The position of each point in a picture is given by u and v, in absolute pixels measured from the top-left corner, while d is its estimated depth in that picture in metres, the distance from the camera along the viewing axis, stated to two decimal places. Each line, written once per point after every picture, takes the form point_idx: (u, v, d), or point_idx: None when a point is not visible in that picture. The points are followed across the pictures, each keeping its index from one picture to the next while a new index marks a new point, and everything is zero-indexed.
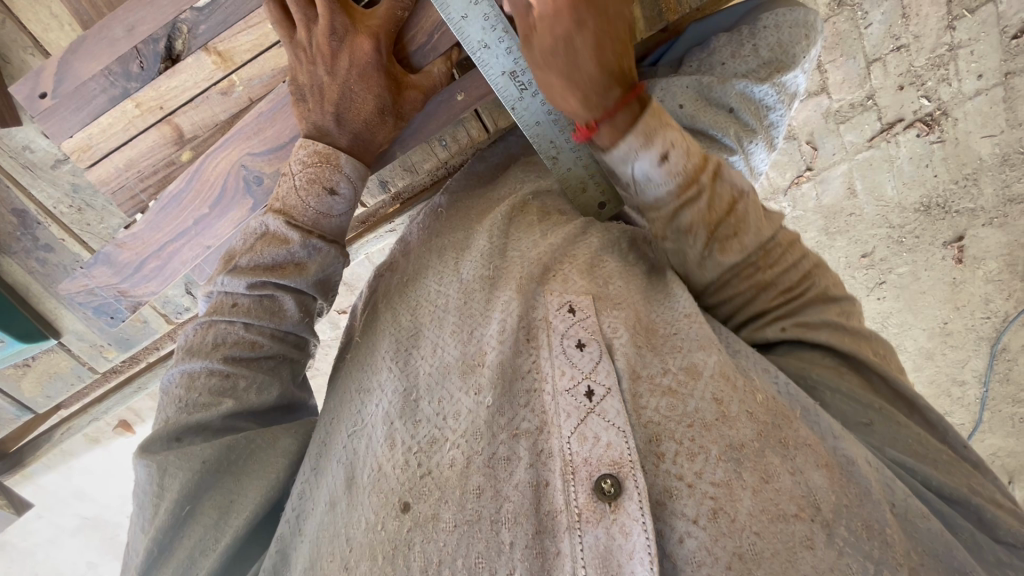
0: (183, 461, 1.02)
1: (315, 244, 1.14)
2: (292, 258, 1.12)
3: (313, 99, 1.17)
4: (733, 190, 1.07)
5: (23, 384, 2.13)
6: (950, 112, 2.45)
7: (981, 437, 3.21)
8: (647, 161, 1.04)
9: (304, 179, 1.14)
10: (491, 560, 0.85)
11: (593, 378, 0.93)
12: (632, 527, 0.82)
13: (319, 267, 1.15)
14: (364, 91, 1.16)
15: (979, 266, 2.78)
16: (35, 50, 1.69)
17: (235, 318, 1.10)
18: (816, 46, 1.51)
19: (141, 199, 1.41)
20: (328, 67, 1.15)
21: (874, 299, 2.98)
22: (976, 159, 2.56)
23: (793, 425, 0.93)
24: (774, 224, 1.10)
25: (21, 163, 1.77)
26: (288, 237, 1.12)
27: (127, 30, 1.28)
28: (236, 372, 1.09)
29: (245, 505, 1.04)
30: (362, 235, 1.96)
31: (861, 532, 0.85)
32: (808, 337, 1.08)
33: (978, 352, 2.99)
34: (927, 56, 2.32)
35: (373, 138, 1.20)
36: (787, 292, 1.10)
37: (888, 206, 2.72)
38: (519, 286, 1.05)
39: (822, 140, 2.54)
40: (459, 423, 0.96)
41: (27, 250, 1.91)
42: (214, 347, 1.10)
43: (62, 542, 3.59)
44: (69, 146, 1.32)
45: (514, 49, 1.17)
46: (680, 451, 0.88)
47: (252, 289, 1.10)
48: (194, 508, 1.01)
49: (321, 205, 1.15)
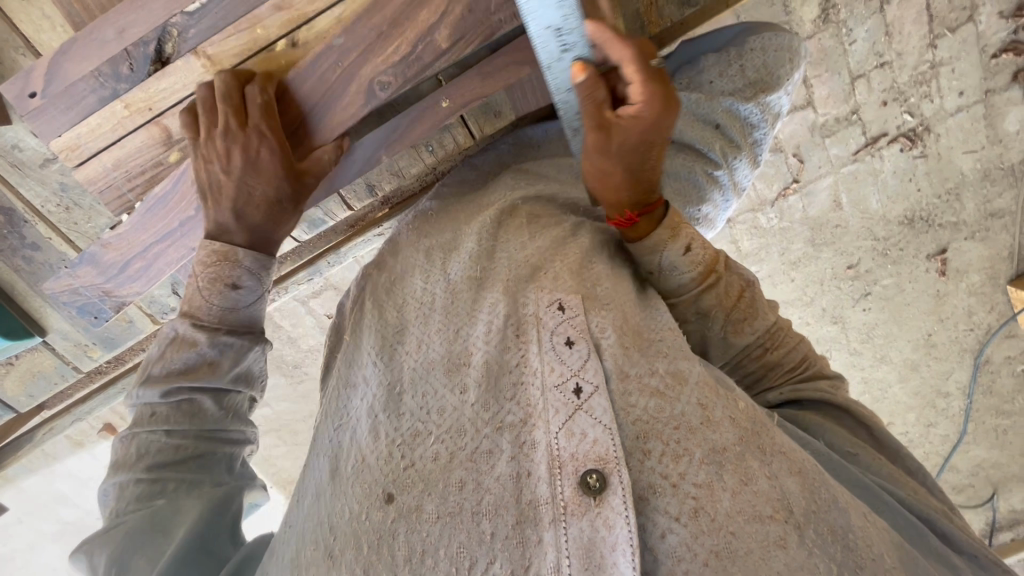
0: (111, 535, 1.07)
1: (224, 342, 1.20)
2: (204, 359, 1.18)
3: (209, 197, 1.25)
4: (741, 281, 1.18)
5: (6, 383, 2.12)
6: (933, 128, 2.51)
7: (966, 448, 3.26)
8: (672, 253, 1.13)
9: (205, 279, 1.20)
10: (471, 550, 0.85)
11: (581, 375, 0.94)
12: (616, 520, 0.83)
13: (231, 362, 1.21)
14: (261, 184, 1.24)
15: (962, 279, 2.83)
16: (28, 51, 1.70)
17: (155, 427, 1.15)
18: (799, 69, 1.55)
19: (127, 198, 1.44)
20: (223, 166, 1.23)
21: (860, 310, 3.02)
22: (959, 174, 2.61)
23: (771, 434, 0.95)
24: (776, 313, 1.23)
25: (10, 162, 1.77)
26: (195, 338, 1.18)
27: (118, 33, 1.29)
28: (163, 476, 1.12)
29: (165, 548, 1.02)
30: (349, 239, 1.98)
31: (828, 537, 0.86)
32: (802, 397, 1.19)
33: (961, 363, 3.03)
34: (910, 73, 2.38)
35: (275, 230, 1.28)
36: (790, 371, 1.22)
37: (873, 219, 2.77)
38: (506, 287, 1.08)
39: (808, 152, 2.59)
40: (444, 418, 0.97)
41: (13, 248, 1.91)
42: (138, 457, 1.13)
43: (44, 547, 3.54)
44: (57, 145, 1.34)
45: (564, 4, 1.01)
46: (665, 452, 0.89)
47: (168, 396, 1.16)
48: (122, 568, 1.02)
49: (225, 301, 1.21)
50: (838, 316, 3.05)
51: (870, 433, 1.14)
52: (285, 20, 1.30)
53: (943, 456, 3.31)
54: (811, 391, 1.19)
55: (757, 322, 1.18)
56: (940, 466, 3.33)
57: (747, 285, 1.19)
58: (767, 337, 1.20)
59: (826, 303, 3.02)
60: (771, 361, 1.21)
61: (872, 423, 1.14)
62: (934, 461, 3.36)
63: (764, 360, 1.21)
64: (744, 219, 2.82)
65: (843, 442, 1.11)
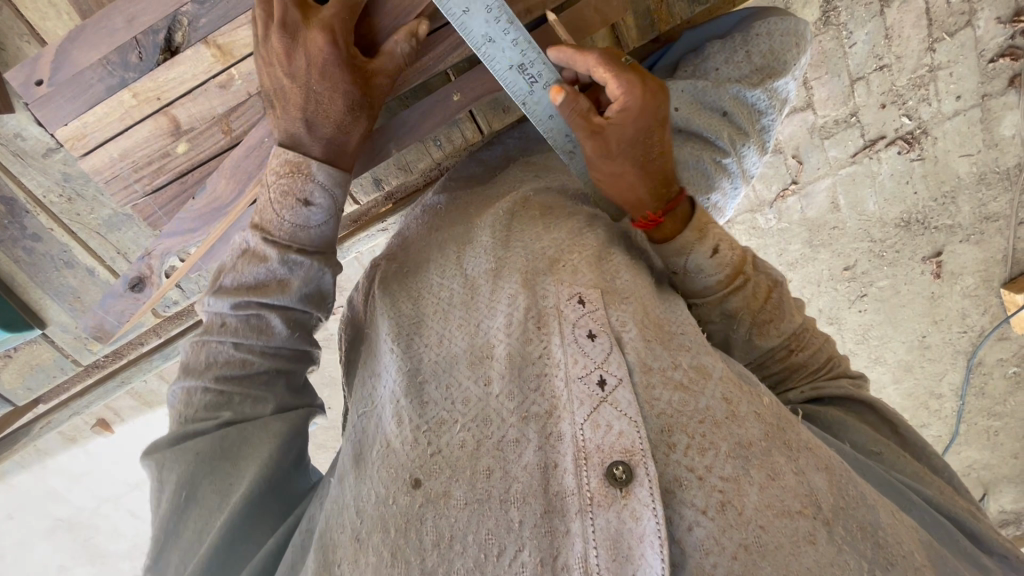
0: (181, 453, 1.06)
1: (294, 259, 1.11)
2: (273, 276, 1.11)
3: (278, 103, 1.14)
4: (768, 280, 1.19)
5: (3, 375, 2.12)
6: (930, 131, 2.53)
7: (958, 449, 3.29)
8: (700, 255, 1.12)
9: (278, 191, 1.11)
10: (501, 537, 0.85)
11: (605, 368, 0.94)
12: (643, 512, 0.83)
13: (301, 282, 1.13)
14: (329, 91, 1.13)
15: (957, 281, 2.86)
16: (32, 40, 1.68)
17: (223, 338, 1.11)
18: (804, 55, 1.57)
19: (133, 186, 1.38)
20: (286, 69, 1.11)
21: (855, 312, 3.04)
22: (955, 177, 2.64)
23: (795, 429, 0.97)
24: (802, 315, 1.23)
25: (11, 151, 1.75)
26: (266, 254, 1.10)
27: (127, 21, 1.29)
28: (230, 389, 1.10)
29: (238, 484, 1.04)
30: (352, 233, 1.95)
31: (857, 533, 0.87)
32: (823, 394, 1.19)
33: (955, 365, 3.07)
34: (908, 76, 2.40)
35: (347, 138, 1.17)
36: (812, 372, 1.22)
37: (869, 221, 2.79)
38: (526, 279, 1.07)
39: (807, 154, 2.60)
40: (469, 408, 0.97)
41: (14, 239, 1.89)
42: (206, 366, 1.11)
43: (33, 545, 3.49)
44: (62, 134, 1.32)
45: (519, 41, 1.19)
46: (690, 445, 0.89)
47: (237, 309, 1.10)
48: (192, 494, 1.03)
49: (297, 218, 1.11)
50: (834, 318, 3.07)
51: (894, 430, 1.16)
52: None
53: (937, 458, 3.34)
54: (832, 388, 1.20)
55: (784, 324, 1.19)
56: None
57: (774, 286, 1.19)
58: (792, 340, 1.21)
59: (823, 304, 3.04)
60: (794, 364, 1.21)
61: (897, 421, 1.16)
62: None
63: (788, 361, 1.21)
64: (743, 220, 2.82)
65: (867, 440, 1.13)
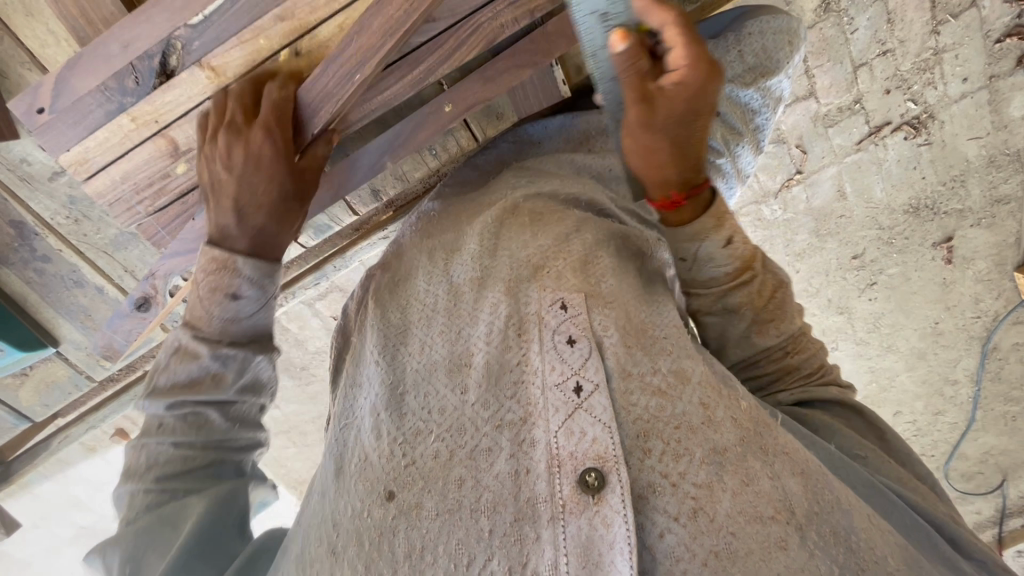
0: (124, 533, 1.08)
1: (226, 353, 1.16)
2: (206, 372, 1.15)
3: (212, 196, 1.21)
4: (775, 279, 1.21)
5: (21, 394, 2.18)
6: (937, 115, 2.49)
7: (975, 435, 3.26)
8: (713, 243, 1.13)
9: (207, 286, 1.16)
10: (470, 546, 0.87)
11: (582, 374, 0.95)
12: (614, 519, 0.84)
13: (236, 373, 1.18)
14: (260, 184, 1.20)
15: (969, 266, 2.82)
16: (34, 65, 1.72)
17: (162, 438, 1.13)
18: (798, 53, 1.57)
19: (135, 208, 1.43)
20: (224, 165, 1.21)
21: (865, 300, 3.02)
22: (964, 161, 2.59)
23: (773, 433, 0.95)
24: (802, 319, 1.27)
25: (19, 175, 1.79)
26: (198, 351, 1.15)
27: (122, 47, 1.28)
28: (166, 479, 1.11)
29: (176, 538, 1.04)
30: (355, 242, 1.99)
31: (829, 539, 0.87)
32: (814, 397, 1.22)
33: (969, 351, 3.03)
34: (912, 60, 2.36)
35: (275, 232, 1.22)
36: (806, 376, 1.25)
37: (877, 209, 2.76)
38: (508, 288, 1.08)
39: (811, 144, 2.59)
40: (445, 418, 0.99)
41: (25, 261, 1.93)
42: (147, 468, 1.12)
43: (62, 551, 3.60)
44: (66, 159, 1.35)
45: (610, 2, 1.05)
46: (665, 451, 0.90)
47: (172, 408, 1.14)
48: (137, 565, 1.03)
49: (226, 311, 1.17)
50: (844, 307, 3.06)
51: (879, 437, 1.18)
52: (286, 30, 1.29)
53: (952, 443, 3.30)
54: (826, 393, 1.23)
55: (784, 325, 1.22)
56: (949, 454, 3.33)
57: (781, 285, 1.22)
58: (790, 341, 1.24)
59: (832, 293, 3.02)
60: (791, 365, 1.24)
61: (880, 426, 1.19)
62: (943, 449, 3.36)
63: (785, 362, 1.24)
64: (749, 211, 2.81)
65: (854, 443, 1.14)
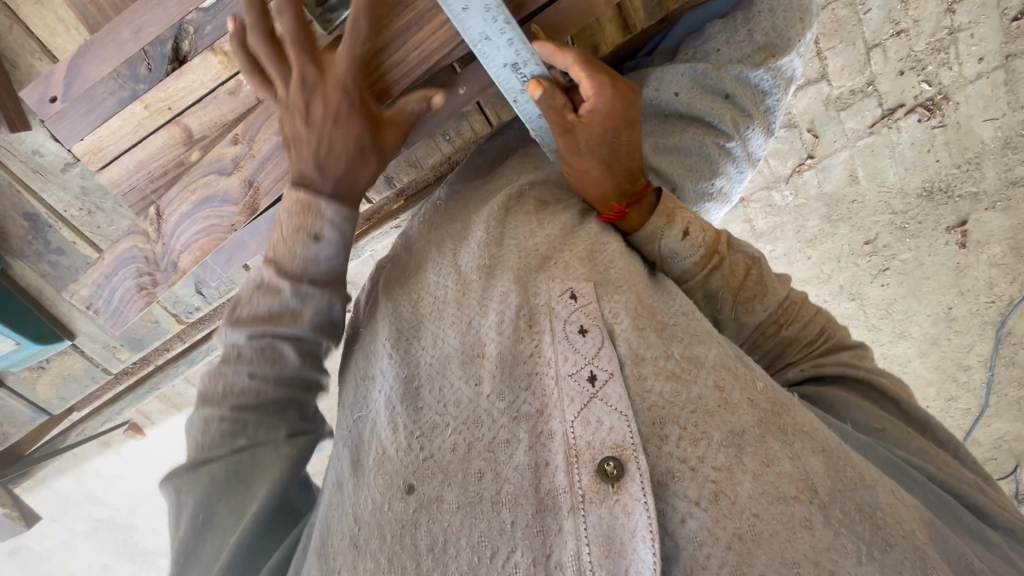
0: (196, 478, 1.07)
1: (306, 291, 1.10)
2: (286, 308, 1.09)
3: (293, 149, 1.13)
4: (746, 259, 1.21)
5: (38, 387, 2.18)
6: (951, 97, 2.45)
7: (988, 421, 3.22)
8: (672, 238, 1.15)
9: (290, 225, 1.09)
10: (493, 539, 0.86)
11: (596, 364, 0.94)
12: (635, 507, 0.83)
13: (313, 312, 1.12)
14: (342, 134, 1.12)
15: (983, 250, 2.78)
16: (44, 55, 1.71)
17: (237, 370, 1.09)
18: (811, 30, 1.50)
19: (150, 198, 1.41)
20: (303, 119, 1.11)
21: (877, 286, 2.99)
22: (979, 143, 2.55)
23: (792, 412, 0.96)
24: (787, 286, 1.24)
25: (31, 167, 1.80)
26: (280, 287, 1.09)
27: (134, 33, 1.28)
28: (243, 416, 1.10)
29: (251, 503, 1.06)
30: (366, 232, 1.97)
31: (854, 513, 0.86)
32: (825, 372, 1.18)
33: (983, 336, 2.99)
34: (927, 40, 2.31)
35: (356, 182, 1.14)
36: (809, 345, 1.23)
37: (890, 192, 2.72)
38: (517, 276, 1.07)
39: (823, 128, 2.55)
40: (461, 409, 0.97)
41: (39, 254, 1.93)
42: (222, 395, 1.10)
43: (77, 546, 3.63)
44: (79, 149, 1.32)
45: (515, 41, 1.11)
46: (683, 435, 0.89)
47: (252, 340, 1.08)
48: (208, 516, 1.05)
49: (308, 251, 1.10)
50: (856, 293, 3.02)
51: (898, 405, 1.14)
52: None
53: (965, 430, 3.26)
54: (833, 366, 1.19)
55: (768, 299, 1.20)
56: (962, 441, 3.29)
57: (752, 262, 1.21)
58: (779, 313, 1.22)
59: (844, 280, 2.99)
60: (788, 339, 1.22)
61: (898, 396, 1.14)
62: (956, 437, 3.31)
63: (780, 337, 1.22)
64: (759, 197, 2.79)
65: (867, 417, 1.12)
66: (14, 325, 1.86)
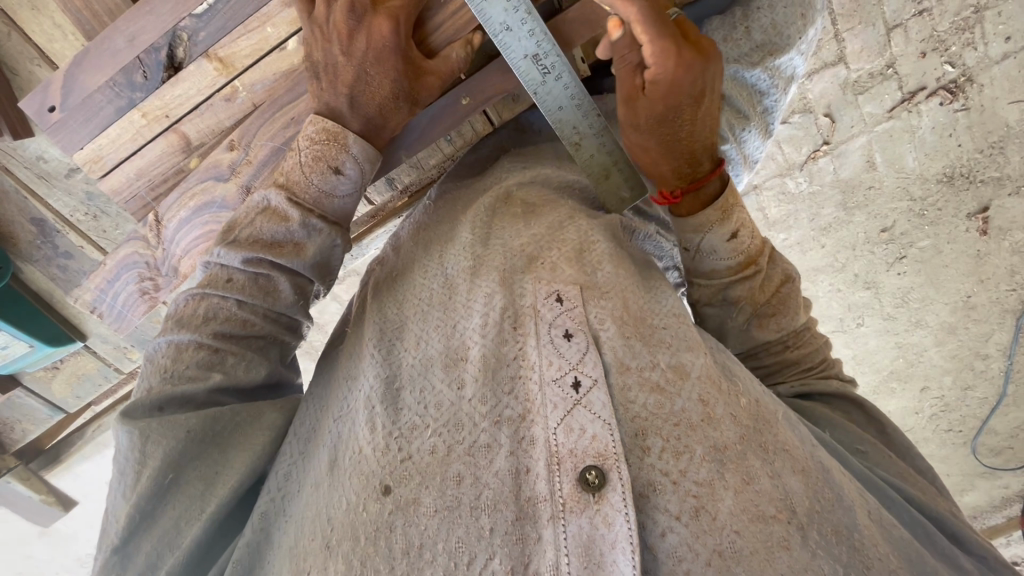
0: (167, 429, 1.01)
1: (315, 224, 1.13)
2: (290, 237, 1.12)
3: (327, 78, 1.15)
4: (782, 275, 1.23)
5: (54, 386, 2.22)
6: (976, 78, 2.36)
7: (1006, 411, 3.10)
8: (717, 236, 1.14)
9: (310, 155, 1.13)
10: (470, 545, 0.86)
11: (581, 369, 0.94)
12: (615, 517, 0.84)
13: (317, 249, 1.14)
14: (380, 74, 1.13)
15: (1005, 237, 2.68)
16: (45, 64, 1.73)
17: (228, 294, 1.09)
18: (814, 24, 1.45)
19: (151, 206, 1.40)
20: (344, 48, 1.12)
21: (893, 274, 2.91)
22: (1004, 126, 2.45)
23: (773, 431, 0.96)
24: (805, 315, 1.28)
25: (37, 174, 1.83)
26: (289, 214, 1.11)
27: (129, 41, 1.26)
28: (223, 347, 1.09)
29: (227, 476, 1.05)
30: (370, 230, 1.97)
31: (831, 537, 0.88)
32: (812, 390, 1.23)
33: (1003, 325, 2.89)
34: (951, 20, 2.25)
35: (384, 124, 1.17)
36: (807, 369, 1.27)
37: (909, 178, 2.64)
38: (502, 278, 1.07)
39: (839, 112, 2.50)
40: (441, 412, 0.97)
41: (49, 258, 1.96)
42: (205, 320, 1.09)
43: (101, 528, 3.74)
44: (80, 158, 1.33)
45: (535, 32, 1.14)
46: (665, 448, 0.90)
47: (248, 265, 1.10)
48: (177, 478, 1.02)
49: (325, 183, 1.13)
50: (871, 282, 2.94)
51: (879, 431, 1.19)
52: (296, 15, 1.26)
53: (981, 420, 3.16)
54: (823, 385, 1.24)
55: (784, 320, 1.23)
56: (978, 431, 3.19)
57: (787, 280, 1.23)
58: (791, 336, 1.25)
59: (859, 269, 2.91)
60: (789, 359, 1.26)
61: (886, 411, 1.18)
62: (972, 426, 3.21)
63: (782, 356, 1.26)
64: (772, 185, 2.73)
65: (851, 439, 1.15)
66: (29, 326, 1.91)
